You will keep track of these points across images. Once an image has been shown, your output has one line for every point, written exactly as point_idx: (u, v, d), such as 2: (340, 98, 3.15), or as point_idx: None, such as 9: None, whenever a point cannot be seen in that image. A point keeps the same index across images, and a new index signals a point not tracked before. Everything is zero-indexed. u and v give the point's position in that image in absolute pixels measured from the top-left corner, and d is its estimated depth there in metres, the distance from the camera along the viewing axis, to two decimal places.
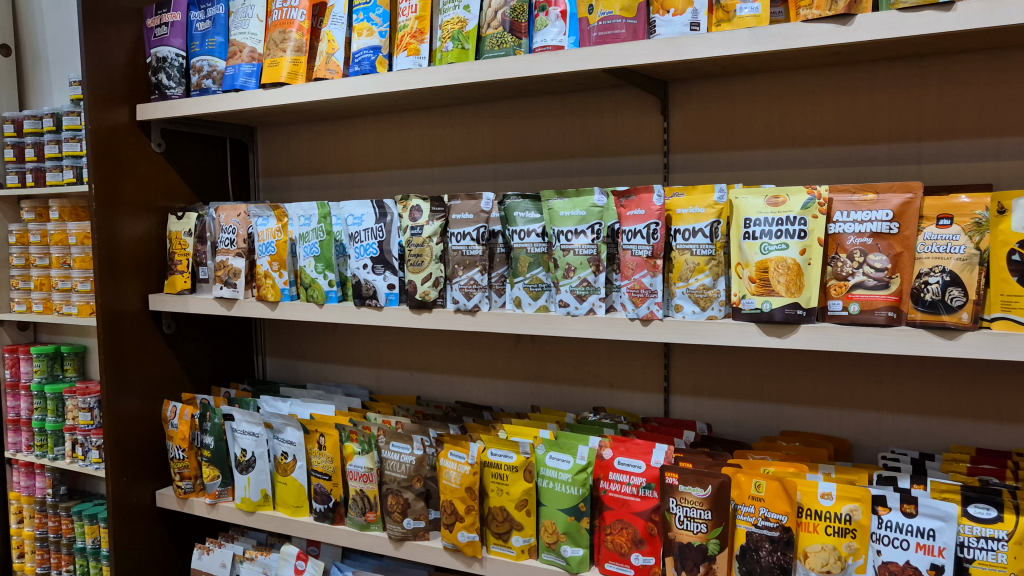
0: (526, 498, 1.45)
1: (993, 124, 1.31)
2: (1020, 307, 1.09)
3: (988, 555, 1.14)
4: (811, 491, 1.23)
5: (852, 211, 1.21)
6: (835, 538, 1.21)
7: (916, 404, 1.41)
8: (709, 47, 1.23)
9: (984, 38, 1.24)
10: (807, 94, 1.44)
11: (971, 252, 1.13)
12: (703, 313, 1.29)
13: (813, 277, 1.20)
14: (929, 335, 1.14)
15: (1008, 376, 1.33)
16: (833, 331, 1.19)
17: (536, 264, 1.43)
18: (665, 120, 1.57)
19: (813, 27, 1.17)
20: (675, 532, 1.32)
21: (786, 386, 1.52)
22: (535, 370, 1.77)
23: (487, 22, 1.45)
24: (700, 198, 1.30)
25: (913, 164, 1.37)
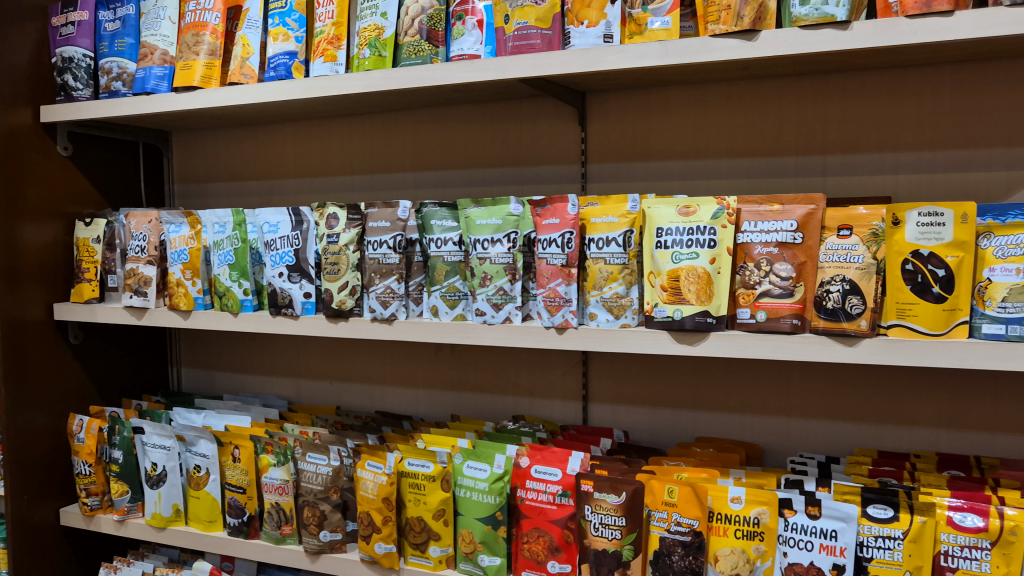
0: (443, 508, 1.44)
1: (892, 139, 1.37)
2: (914, 314, 1.14)
3: (886, 554, 1.18)
4: (721, 495, 1.26)
5: (759, 222, 1.24)
6: (743, 541, 1.24)
7: (822, 408, 1.46)
8: (622, 58, 1.26)
9: (881, 57, 1.30)
10: (718, 107, 1.48)
11: (869, 261, 1.18)
12: (616, 321, 1.31)
13: (721, 285, 1.24)
14: (831, 343, 1.17)
15: (907, 380, 1.39)
16: (741, 339, 1.22)
17: (452, 273, 1.43)
18: (583, 131, 1.59)
19: (720, 42, 1.20)
20: (591, 539, 1.33)
21: (701, 392, 1.55)
22: (455, 379, 1.77)
23: (404, 29, 1.44)
24: (614, 207, 1.32)
25: (818, 176, 1.42)
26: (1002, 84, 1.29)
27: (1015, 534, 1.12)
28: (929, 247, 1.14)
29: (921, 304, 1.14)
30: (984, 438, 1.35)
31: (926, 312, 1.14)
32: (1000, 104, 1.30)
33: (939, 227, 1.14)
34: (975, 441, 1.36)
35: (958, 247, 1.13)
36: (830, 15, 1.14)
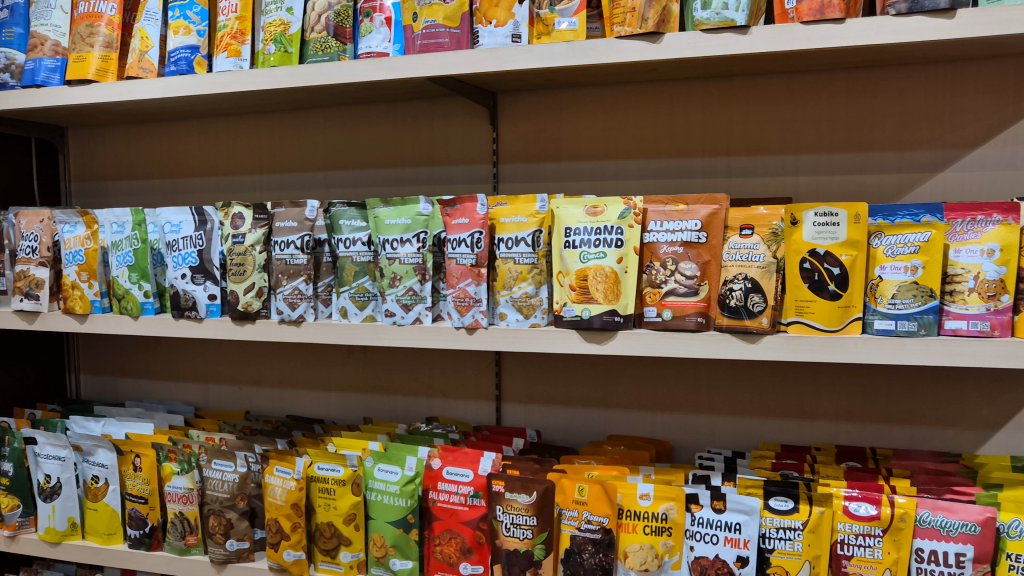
0: (353, 512, 1.42)
1: (792, 142, 1.41)
2: (812, 311, 1.18)
3: (787, 544, 1.21)
4: (630, 492, 1.27)
5: (664, 222, 1.26)
6: (652, 537, 1.26)
7: (729, 404, 1.49)
8: (530, 58, 1.26)
9: (780, 62, 1.34)
10: (628, 109, 1.50)
11: (769, 260, 1.21)
12: (526, 321, 1.31)
13: (629, 284, 1.25)
14: (734, 339, 1.20)
15: (808, 375, 1.44)
16: (647, 337, 1.23)
17: (362, 273, 1.41)
18: (494, 132, 1.58)
19: (625, 44, 1.22)
20: (502, 539, 1.33)
21: (612, 391, 1.56)
22: (368, 381, 1.74)
23: (311, 25, 1.41)
24: (523, 207, 1.32)
25: (723, 177, 1.45)
26: (892, 91, 1.35)
27: (905, 521, 1.16)
28: (825, 247, 1.17)
29: (817, 301, 1.17)
30: (880, 430, 1.41)
31: (823, 309, 1.17)
32: (891, 110, 1.35)
33: (834, 226, 1.17)
34: (871, 433, 1.41)
35: (852, 246, 1.16)
36: (731, 20, 1.16)
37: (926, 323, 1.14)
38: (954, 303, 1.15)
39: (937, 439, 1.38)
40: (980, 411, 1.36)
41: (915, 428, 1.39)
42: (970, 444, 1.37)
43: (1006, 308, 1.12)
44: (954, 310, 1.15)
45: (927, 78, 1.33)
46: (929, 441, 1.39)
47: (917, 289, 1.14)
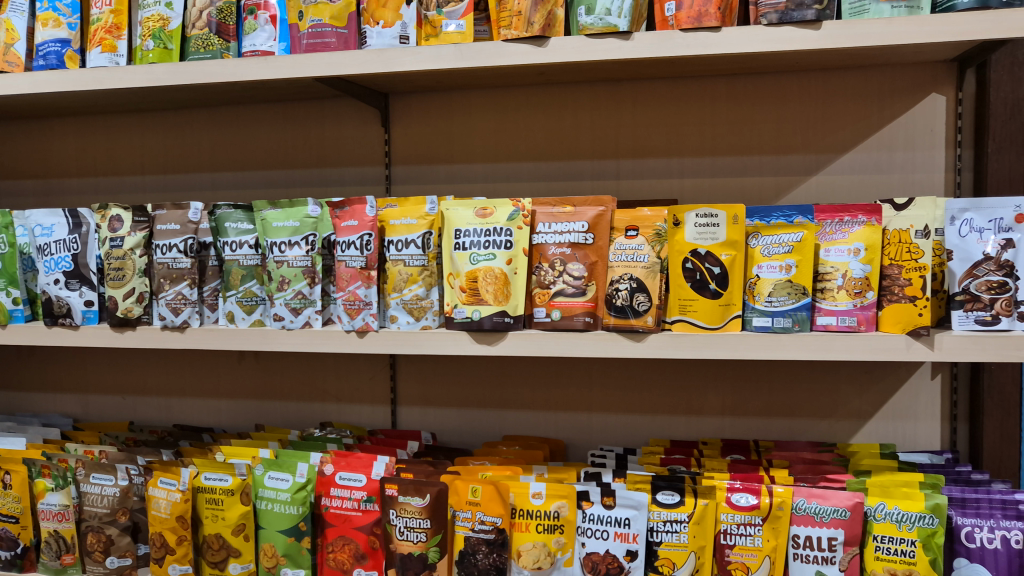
0: (242, 523, 1.37)
1: (677, 145, 1.45)
2: (695, 310, 1.21)
3: (673, 536, 1.24)
4: (523, 492, 1.28)
5: (553, 223, 1.28)
6: (545, 535, 1.28)
7: (621, 402, 1.52)
8: (418, 60, 1.25)
9: (664, 67, 1.37)
10: (519, 111, 1.51)
11: (653, 261, 1.24)
12: (417, 323, 1.31)
13: (518, 285, 1.27)
14: (620, 338, 1.23)
15: (695, 372, 1.48)
16: (536, 337, 1.25)
17: (248, 277, 1.38)
18: (386, 133, 1.57)
19: (512, 47, 1.23)
20: (396, 543, 1.32)
21: (506, 392, 1.57)
22: (260, 387, 1.70)
23: (192, 21, 1.37)
24: (412, 209, 1.33)
25: (612, 179, 1.48)
26: (769, 97, 1.41)
27: (783, 509, 1.21)
28: (705, 247, 1.21)
29: (699, 299, 1.21)
30: (762, 423, 1.47)
31: (705, 308, 1.21)
32: (768, 115, 1.41)
33: (714, 227, 1.21)
34: (754, 426, 1.47)
35: (731, 246, 1.21)
36: (614, 25, 1.20)
37: (800, 320, 1.19)
38: (825, 300, 1.20)
39: (814, 429, 1.45)
40: (852, 401, 1.43)
41: (794, 420, 1.46)
42: (845, 434, 1.44)
43: (871, 304, 1.18)
44: (825, 307, 1.20)
45: (800, 86, 1.40)
46: (808, 432, 1.45)
47: (792, 287, 1.19)
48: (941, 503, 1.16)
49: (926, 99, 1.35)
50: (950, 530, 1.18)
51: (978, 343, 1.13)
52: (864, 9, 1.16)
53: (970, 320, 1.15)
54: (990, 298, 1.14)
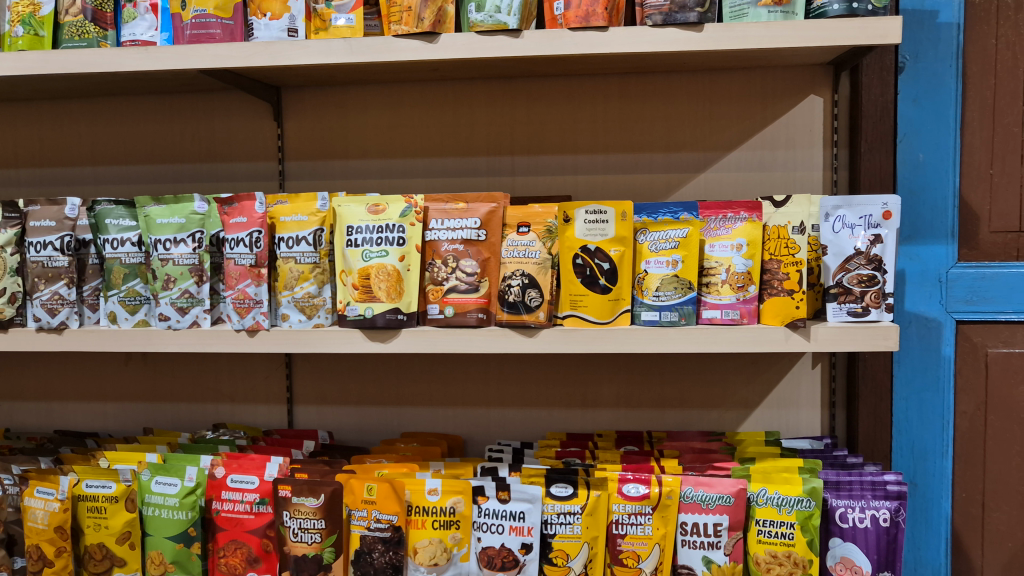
0: (128, 530, 1.33)
1: (571, 142, 1.47)
2: (585, 305, 1.23)
3: (567, 528, 1.26)
4: (418, 488, 1.29)
5: (445, 220, 1.28)
6: (441, 531, 1.28)
7: (518, 397, 1.54)
8: (306, 54, 1.23)
9: (556, 65, 1.39)
10: (414, 107, 1.50)
11: (545, 256, 1.25)
12: (309, 321, 1.29)
13: (411, 282, 1.26)
14: (513, 334, 1.24)
15: (590, 365, 1.51)
16: (430, 334, 1.24)
17: (132, 276, 1.32)
18: (279, 127, 1.54)
19: (402, 43, 1.21)
20: (290, 545, 1.29)
21: (404, 389, 1.56)
22: (148, 390, 1.64)
23: (65, 8, 1.30)
24: (303, 206, 1.31)
25: (507, 176, 1.49)
26: (659, 96, 1.44)
27: (672, 498, 1.25)
28: (595, 243, 1.22)
29: (589, 295, 1.23)
30: (655, 414, 1.51)
31: (595, 302, 1.23)
32: (658, 114, 1.45)
33: (604, 224, 1.22)
34: (648, 418, 1.51)
35: (620, 242, 1.22)
36: (503, 23, 1.21)
37: (686, 313, 1.22)
38: (710, 294, 1.23)
39: (704, 419, 1.50)
40: (740, 391, 1.48)
41: (686, 410, 1.50)
42: (733, 423, 1.49)
43: (753, 297, 1.22)
44: (710, 300, 1.23)
45: (688, 85, 1.44)
46: (698, 422, 1.50)
47: (678, 282, 1.22)
48: (818, 486, 1.22)
49: (805, 100, 1.41)
50: (825, 511, 1.24)
51: (851, 334, 1.18)
52: (744, 13, 1.20)
53: (843, 312, 1.20)
54: (860, 291, 1.19)
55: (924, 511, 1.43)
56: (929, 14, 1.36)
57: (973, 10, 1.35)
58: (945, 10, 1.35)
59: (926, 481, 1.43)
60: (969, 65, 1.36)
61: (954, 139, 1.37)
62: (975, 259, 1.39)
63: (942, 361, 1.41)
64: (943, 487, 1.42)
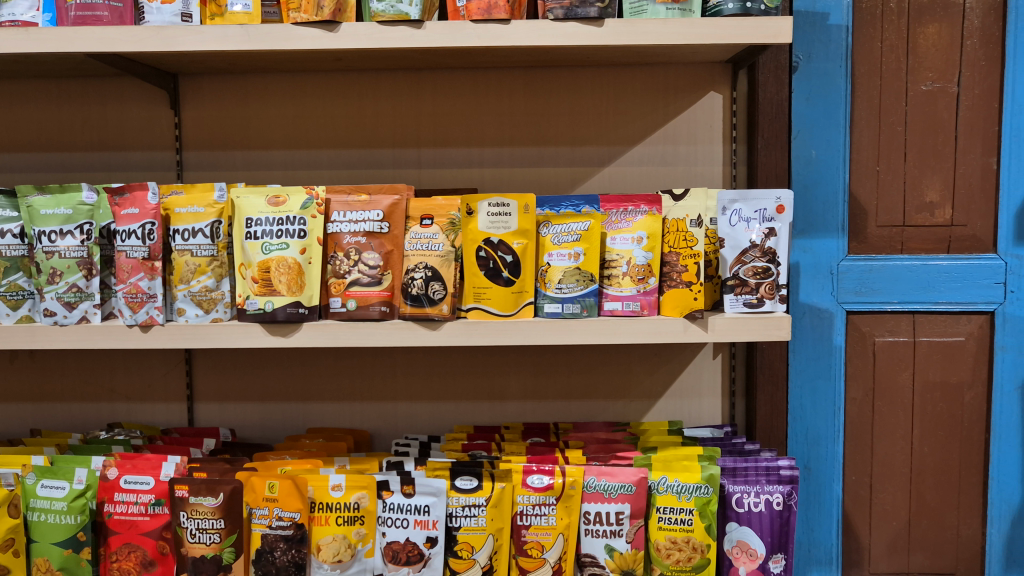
0: (11, 537, 1.28)
1: (477, 135, 1.47)
2: (489, 297, 1.23)
3: (471, 521, 1.26)
4: (321, 484, 1.26)
5: (347, 212, 1.26)
6: (345, 527, 1.26)
7: (425, 390, 1.53)
8: (201, 40, 1.20)
9: (462, 59, 1.38)
10: (318, 97, 1.48)
11: (448, 249, 1.25)
12: (207, 316, 1.25)
13: (313, 275, 1.24)
14: (416, 327, 1.23)
15: (498, 358, 1.51)
16: (332, 327, 1.23)
17: (13, 269, 1.27)
18: (176, 116, 1.49)
19: (302, 31, 1.19)
20: (187, 547, 1.25)
21: (309, 384, 1.54)
22: (38, 389, 1.57)
23: None
24: (199, 197, 1.26)
25: (413, 168, 1.48)
26: (564, 90, 1.46)
27: (575, 488, 1.26)
28: (498, 235, 1.23)
29: (493, 287, 1.23)
30: (561, 406, 1.52)
31: (498, 295, 1.23)
32: (563, 108, 1.46)
33: (506, 217, 1.23)
34: (555, 409, 1.52)
35: (523, 234, 1.23)
36: (405, 13, 1.19)
37: (588, 305, 1.23)
38: (612, 286, 1.25)
39: (609, 410, 1.52)
40: (644, 382, 1.51)
41: (592, 402, 1.52)
42: (638, 413, 1.52)
43: (653, 289, 1.24)
44: (612, 292, 1.25)
45: (592, 80, 1.45)
46: (604, 413, 1.52)
47: (579, 274, 1.23)
48: (715, 473, 1.25)
49: (705, 97, 1.45)
50: (722, 497, 1.27)
51: (746, 324, 1.21)
52: (643, 9, 1.21)
53: (739, 303, 1.23)
54: (755, 282, 1.23)
55: (818, 494, 1.49)
56: (820, 16, 1.41)
57: (861, 13, 1.41)
58: (835, 12, 1.40)
59: (819, 465, 1.48)
60: (857, 65, 1.42)
61: (844, 136, 1.42)
62: (863, 252, 1.45)
63: (833, 349, 1.46)
64: (834, 471, 1.48)
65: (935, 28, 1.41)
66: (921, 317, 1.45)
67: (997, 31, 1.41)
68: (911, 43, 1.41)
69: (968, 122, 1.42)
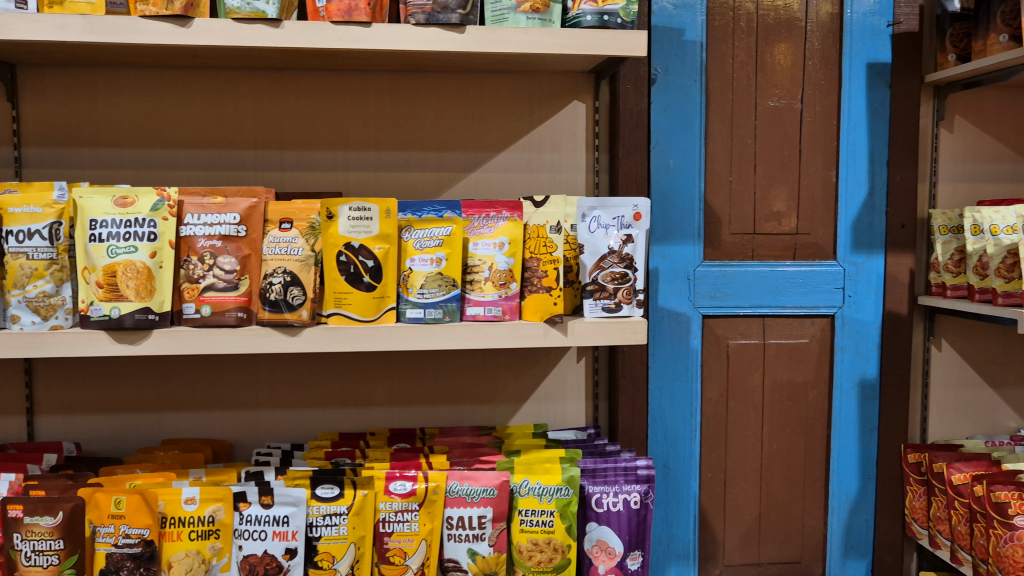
0: None
1: (342, 138, 1.45)
2: (349, 303, 1.21)
3: (332, 530, 1.24)
4: (173, 498, 1.21)
5: (202, 214, 1.22)
6: (198, 542, 1.21)
7: (288, 398, 1.49)
8: (37, 29, 1.13)
9: (325, 61, 1.36)
10: (173, 94, 1.42)
11: (307, 253, 1.22)
12: (44, 323, 1.18)
13: (164, 280, 1.19)
14: (274, 333, 1.20)
15: (363, 364, 1.50)
16: (185, 334, 1.18)
17: None
18: (15, 109, 1.39)
19: (149, 24, 1.14)
20: (22, 570, 1.18)
21: (164, 394, 1.47)
22: None
23: None
24: (36, 196, 1.19)
25: (276, 171, 1.44)
26: (431, 95, 1.46)
27: (437, 493, 1.26)
28: (359, 239, 1.21)
29: (354, 292, 1.21)
30: (428, 411, 1.52)
31: (359, 300, 1.21)
32: (430, 113, 1.46)
33: (367, 221, 1.21)
34: (422, 415, 1.52)
35: (384, 239, 1.22)
36: (261, 11, 1.15)
37: (450, 310, 1.23)
38: (473, 291, 1.25)
39: (476, 414, 1.53)
40: (510, 386, 1.53)
41: (459, 406, 1.52)
42: (503, 417, 1.53)
43: (515, 294, 1.25)
44: (473, 297, 1.25)
45: (459, 86, 1.46)
46: (470, 417, 1.53)
47: (441, 280, 1.23)
48: (575, 475, 1.28)
49: (568, 106, 1.48)
50: (582, 498, 1.30)
51: (604, 329, 1.24)
52: (504, 17, 1.22)
53: (598, 308, 1.26)
54: (613, 288, 1.25)
55: (676, 492, 1.54)
56: (677, 32, 1.46)
57: (713, 30, 1.47)
58: (690, 29, 1.47)
59: (677, 464, 1.54)
60: (711, 80, 1.48)
61: (700, 147, 1.48)
62: (718, 258, 1.52)
63: (690, 352, 1.52)
64: (692, 469, 1.54)
65: (783, 48, 1.49)
66: (770, 321, 1.53)
67: (835, 54, 1.51)
68: (760, 61, 1.49)
69: (810, 137, 1.51)
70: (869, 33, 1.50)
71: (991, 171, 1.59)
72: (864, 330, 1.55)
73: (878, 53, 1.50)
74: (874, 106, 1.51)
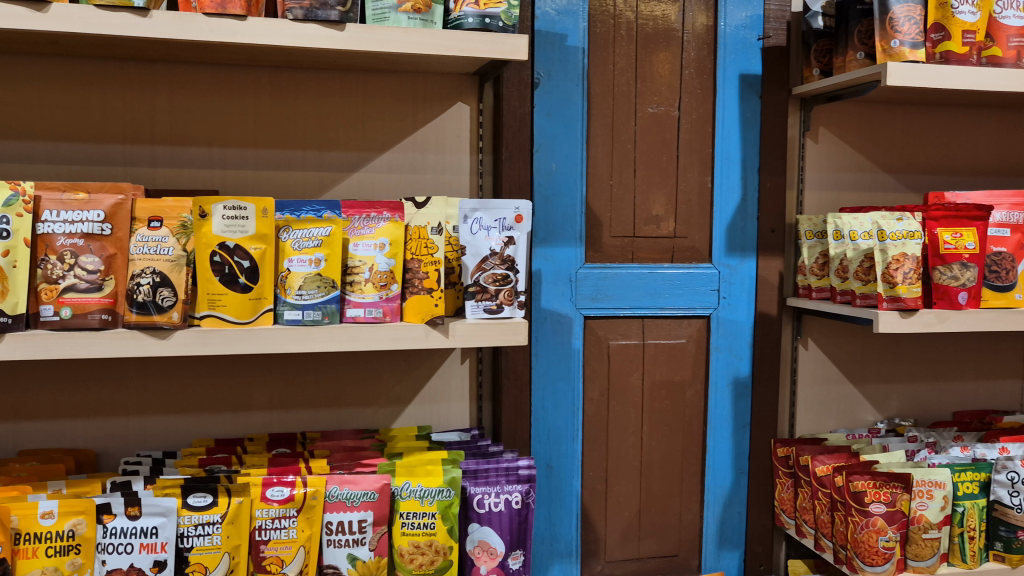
0: None
1: (218, 135, 1.40)
2: (224, 304, 1.17)
3: (205, 540, 1.20)
4: (29, 513, 1.14)
5: (61, 210, 1.15)
6: (56, 558, 1.15)
7: (160, 404, 1.43)
8: None
9: (199, 54, 1.31)
10: (32, 84, 1.34)
11: (179, 253, 1.17)
12: None
13: (18, 280, 1.12)
14: (142, 336, 1.15)
15: (241, 367, 1.45)
16: (42, 338, 1.11)
17: None
18: None
19: (2, 8, 1.07)
20: None
21: (22, 401, 1.38)
22: None
23: None
24: None
25: (146, 167, 1.38)
26: (311, 93, 1.43)
27: (316, 498, 1.23)
28: (234, 239, 1.17)
29: (228, 294, 1.17)
30: (309, 415, 1.49)
31: (234, 301, 1.18)
32: (311, 111, 1.43)
33: (243, 220, 1.17)
34: (302, 418, 1.49)
35: (260, 239, 1.18)
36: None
37: (329, 312, 1.21)
38: (353, 292, 1.23)
39: (359, 417, 1.51)
40: (393, 388, 1.51)
41: (341, 410, 1.50)
42: (386, 419, 1.52)
43: (395, 296, 1.25)
44: (353, 299, 1.23)
45: (340, 84, 1.44)
46: (352, 420, 1.51)
47: (321, 281, 1.20)
48: (456, 476, 1.28)
49: (453, 107, 1.48)
50: (464, 499, 1.30)
51: (485, 330, 1.25)
52: (385, 16, 1.21)
53: (480, 310, 1.26)
54: (495, 289, 1.26)
55: (559, 491, 1.57)
56: (559, 37, 1.49)
57: (594, 37, 1.51)
58: (573, 35, 1.49)
59: (560, 463, 1.56)
60: (592, 85, 1.51)
61: (581, 152, 1.51)
62: (599, 261, 1.55)
63: (572, 352, 1.55)
64: (574, 468, 1.57)
65: (663, 57, 1.54)
66: (649, 322, 1.58)
67: (709, 64, 1.56)
68: (639, 68, 1.53)
69: (687, 144, 1.57)
70: (741, 46, 1.57)
71: (851, 180, 1.68)
72: (737, 330, 1.61)
73: (749, 65, 1.57)
74: (746, 115, 1.58)
